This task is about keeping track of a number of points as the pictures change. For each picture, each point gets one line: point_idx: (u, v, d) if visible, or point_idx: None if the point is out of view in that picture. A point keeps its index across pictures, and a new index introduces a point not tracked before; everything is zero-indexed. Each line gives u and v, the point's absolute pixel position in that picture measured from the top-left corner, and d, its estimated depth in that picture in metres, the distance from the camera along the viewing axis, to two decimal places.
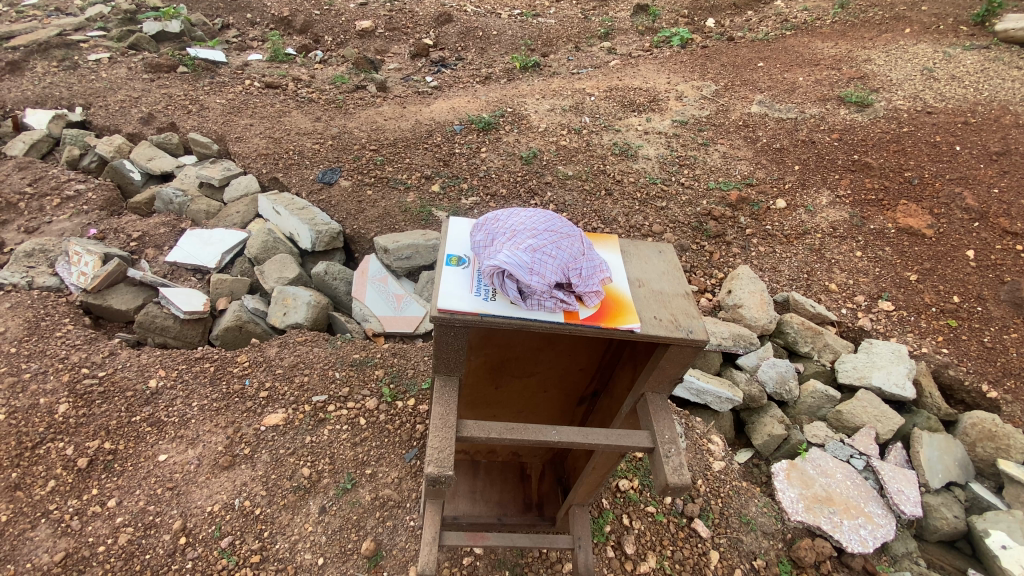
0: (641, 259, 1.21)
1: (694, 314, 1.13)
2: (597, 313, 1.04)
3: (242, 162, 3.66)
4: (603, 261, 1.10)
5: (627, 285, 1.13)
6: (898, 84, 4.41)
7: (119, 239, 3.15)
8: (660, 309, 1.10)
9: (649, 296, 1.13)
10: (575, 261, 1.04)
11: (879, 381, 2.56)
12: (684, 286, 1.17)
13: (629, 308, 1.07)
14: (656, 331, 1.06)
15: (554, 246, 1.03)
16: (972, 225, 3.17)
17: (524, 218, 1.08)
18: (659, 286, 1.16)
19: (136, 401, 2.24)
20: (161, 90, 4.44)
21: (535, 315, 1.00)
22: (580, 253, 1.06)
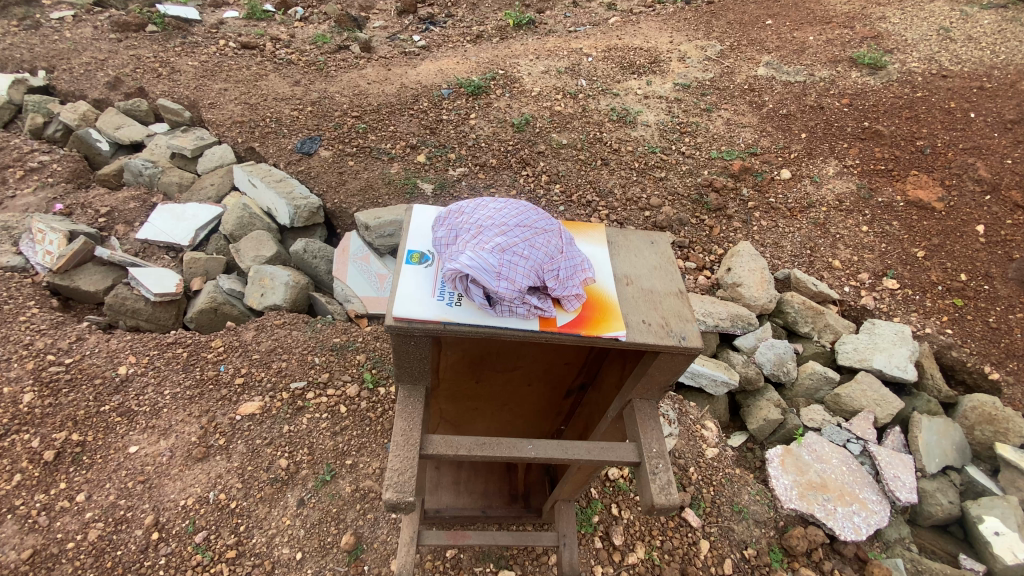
0: (629, 252, 1.08)
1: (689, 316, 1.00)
2: (577, 318, 0.92)
3: (217, 131, 3.46)
4: (585, 259, 0.97)
5: (613, 283, 1.00)
6: (913, 45, 4.16)
7: (87, 215, 3.00)
8: (650, 312, 0.98)
9: (638, 294, 1.01)
10: (553, 260, 0.91)
11: (880, 363, 2.46)
12: (677, 284, 1.05)
13: (614, 312, 0.94)
14: (644, 337, 0.93)
15: (526, 244, 0.89)
16: (983, 198, 3.01)
17: (492, 210, 0.94)
18: (650, 284, 1.03)
19: (105, 390, 2.14)
20: (130, 51, 4.16)
21: (504, 322, 0.88)
22: (558, 250, 0.92)
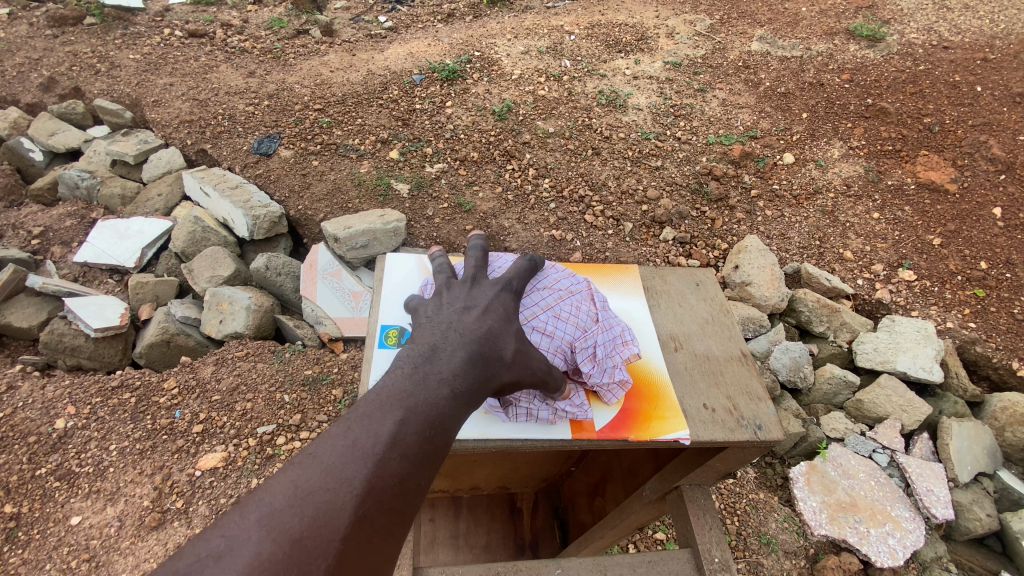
0: (675, 313, 1.02)
1: (755, 389, 0.93)
2: (620, 413, 0.89)
3: (162, 132, 3.08)
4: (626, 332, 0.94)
5: (662, 358, 0.95)
6: (910, 15, 3.95)
7: (18, 237, 2.65)
8: (711, 393, 0.91)
9: (691, 369, 0.94)
10: (586, 330, 0.91)
11: (904, 365, 2.29)
12: (735, 348, 0.97)
13: (668, 402, 0.89)
14: (708, 432, 0.86)
15: (553, 317, 0.89)
16: (998, 178, 2.85)
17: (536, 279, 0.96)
18: (703, 353, 0.97)
19: (41, 448, 1.85)
20: (65, 47, 3.72)
21: (538, 433, 0.86)
22: (593, 320, 0.92)
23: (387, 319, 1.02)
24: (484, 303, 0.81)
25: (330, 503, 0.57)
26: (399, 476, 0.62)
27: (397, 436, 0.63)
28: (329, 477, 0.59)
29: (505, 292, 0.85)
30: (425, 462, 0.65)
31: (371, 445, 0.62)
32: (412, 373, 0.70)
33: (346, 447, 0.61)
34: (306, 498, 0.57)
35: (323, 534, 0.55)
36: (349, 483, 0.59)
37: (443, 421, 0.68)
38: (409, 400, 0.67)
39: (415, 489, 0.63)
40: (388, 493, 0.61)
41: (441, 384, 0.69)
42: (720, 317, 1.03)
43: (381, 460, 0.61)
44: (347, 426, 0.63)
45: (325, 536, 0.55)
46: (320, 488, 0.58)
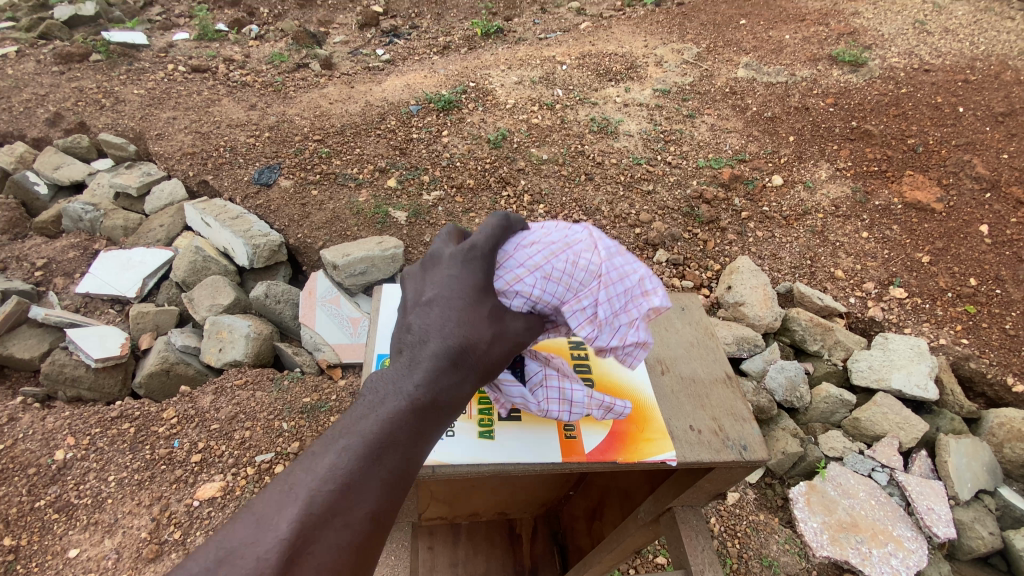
0: (662, 337, 1.05)
1: (740, 411, 0.95)
2: (609, 436, 0.91)
3: (165, 165, 3.15)
4: (629, 280, 0.85)
5: (650, 379, 0.98)
6: (891, 40, 4.09)
7: (21, 269, 2.69)
8: (697, 413, 0.94)
9: (678, 392, 0.97)
10: (583, 287, 0.84)
11: (899, 383, 2.31)
12: (720, 370, 1.01)
13: (656, 425, 0.92)
14: (694, 453, 0.88)
15: (545, 281, 0.81)
16: (983, 196, 2.91)
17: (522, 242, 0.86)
18: (689, 375, 1.00)
19: (40, 480, 1.85)
20: (71, 84, 3.82)
21: (528, 456, 0.87)
22: (590, 275, 0.84)
23: (382, 347, 1.05)
24: (446, 293, 0.76)
25: (275, 545, 0.59)
26: (351, 502, 0.63)
27: (344, 465, 0.63)
28: (277, 518, 0.60)
29: (467, 270, 0.78)
30: (380, 484, 0.64)
31: (317, 479, 0.62)
32: (365, 400, 0.69)
33: (294, 487, 0.62)
34: (255, 540, 0.59)
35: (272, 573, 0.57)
36: (295, 519, 0.60)
37: (397, 439, 0.66)
38: (359, 424, 0.66)
39: (374, 511, 0.64)
40: (341, 519, 0.62)
41: (391, 404, 0.68)
42: (705, 340, 1.07)
43: (327, 492, 0.62)
44: (297, 461, 0.65)
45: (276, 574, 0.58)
46: (269, 529, 0.60)
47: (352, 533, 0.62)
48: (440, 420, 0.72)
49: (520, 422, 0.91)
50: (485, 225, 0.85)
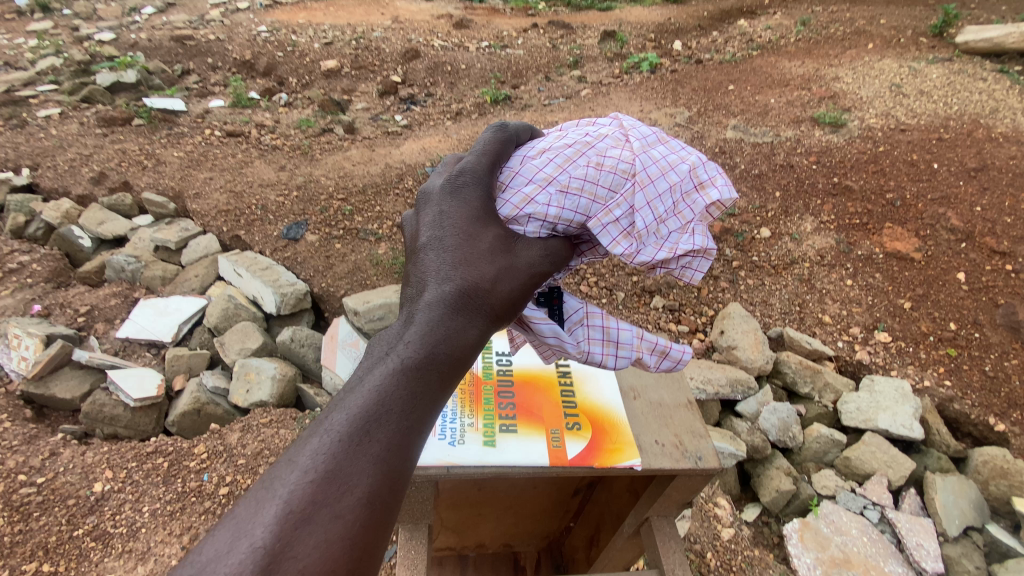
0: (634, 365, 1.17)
1: (698, 430, 1.07)
2: (588, 446, 0.99)
3: (201, 221, 3.46)
4: (642, 180, 0.97)
5: (622, 400, 1.08)
6: (869, 102, 4.42)
7: (66, 314, 2.92)
8: (662, 431, 1.05)
9: (646, 412, 1.08)
10: (604, 194, 0.97)
11: (885, 424, 2.43)
12: (684, 395, 1.13)
13: (627, 439, 1.01)
14: (656, 463, 1.00)
15: (565, 200, 0.95)
16: (959, 246, 3.11)
17: (534, 165, 0.99)
18: (657, 398, 1.11)
19: (79, 510, 2.00)
20: (115, 145, 4.21)
21: (521, 460, 0.96)
22: (603, 186, 0.97)
23: None
24: (438, 239, 0.82)
25: (253, 548, 0.57)
26: (342, 487, 0.62)
27: (330, 449, 0.64)
28: (255, 516, 0.59)
29: (460, 195, 0.86)
30: (375, 463, 0.64)
31: (302, 468, 0.62)
32: (352, 384, 0.71)
33: (276, 481, 0.62)
34: (231, 546, 0.57)
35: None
36: (277, 514, 0.59)
37: (388, 413, 0.67)
38: (346, 404, 0.68)
39: (370, 494, 0.63)
40: (333, 506, 0.61)
41: (380, 377, 0.70)
42: (672, 371, 1.19)
43: (312, 478, 0.61)
44: (277, 461, 0.64)
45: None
46: (246, 531, 0.58)
47: (345, 522, 0.61)
48: (439, 379, 0.73)
49: (514, 432, 1.00)
50: (479, 146, 0.95)
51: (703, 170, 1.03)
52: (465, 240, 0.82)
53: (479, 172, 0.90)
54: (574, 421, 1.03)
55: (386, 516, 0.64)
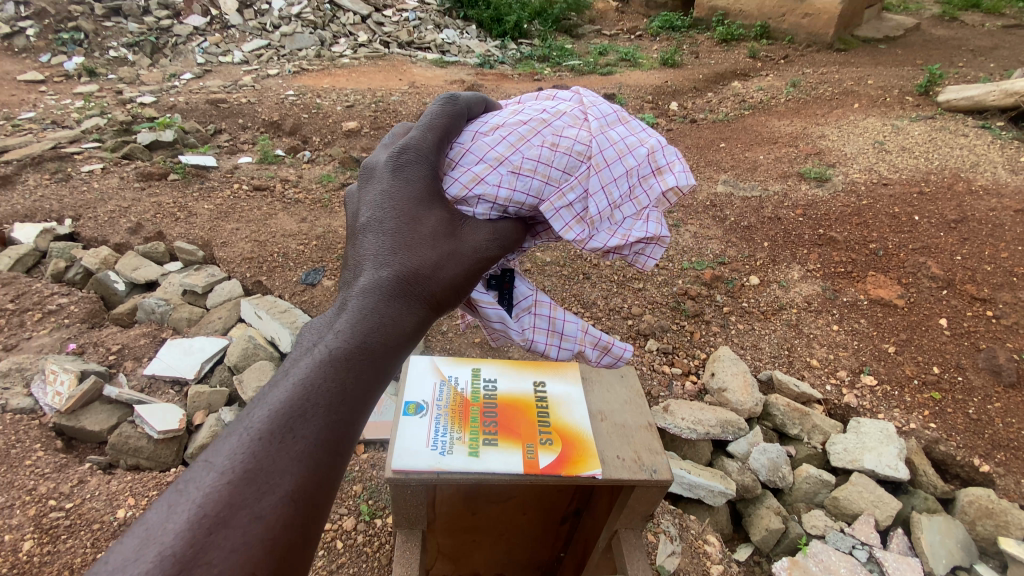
0: (605, 391, 1.36)
1: (655, 448, 1.25)
2: (558, 458, 1.17)
3: (227, 268, 3.74)
4: (596, 168, 1.16)
5: (590, 420, 1.27)
6: (853, 158, 4.69)
7: (98, 352, 3.15)
8: (623, 447, 1.23)
9: (611, 432, 1.26)
10: (558, 180, 1.16)
11: (871, 463, 2.51)
12: (645, 418, 1.31)
13: (591, 453, 1.19)
14: (616, 474, 1.18)
15: (519, 180, 1.13)
16: (941, 293, 3.25)
17: (488, 143, 1.15)
18: (621, 420, 1.29)
19: (102, 534, 2.16)
20: (152, 198, 4.58)
21: (499, 468, 1.14)
22: (559, 172, 1.15)
23: (410, 395, 1.29)
24: (371, 228, 0.91)
25: (162, 555, 0.64)
26: (260, 486, 0.70)
27: (246, 452, 0.72)
28: (167, 523, 0.66)
29: (401, 171, 0.97)
30: (293, 460, 0.72)
31: (218, 471, 0.70)
32: (280, 380, 0.80)
33: (192, 486, 0.69)
34: (139, 553, 0.64)
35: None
36: (190, 518, 0.66)
37: (304, 413, 0.75)
38: (264, 406, 0.76)
39: (291, 490, 0.71)
40: (250, 506, 0.69)
41: (297, 378, 0.77)
42: (637, 398, 1.37)
43: (229, 480, 0.69)
44: (198, 462, 0.72)
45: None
46: (157, 536, 0.65)
47: (264, 522, 0.68)
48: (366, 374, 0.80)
49: (496, 445, 1.19)
50: (427, 117, 1.07)
51: (661, 157, 1.22)
52: (394, 233, 0.91)
53: (421, 149, 1.00)
54: (547, 438, 1.21)
55: (309, 510, 0.73)
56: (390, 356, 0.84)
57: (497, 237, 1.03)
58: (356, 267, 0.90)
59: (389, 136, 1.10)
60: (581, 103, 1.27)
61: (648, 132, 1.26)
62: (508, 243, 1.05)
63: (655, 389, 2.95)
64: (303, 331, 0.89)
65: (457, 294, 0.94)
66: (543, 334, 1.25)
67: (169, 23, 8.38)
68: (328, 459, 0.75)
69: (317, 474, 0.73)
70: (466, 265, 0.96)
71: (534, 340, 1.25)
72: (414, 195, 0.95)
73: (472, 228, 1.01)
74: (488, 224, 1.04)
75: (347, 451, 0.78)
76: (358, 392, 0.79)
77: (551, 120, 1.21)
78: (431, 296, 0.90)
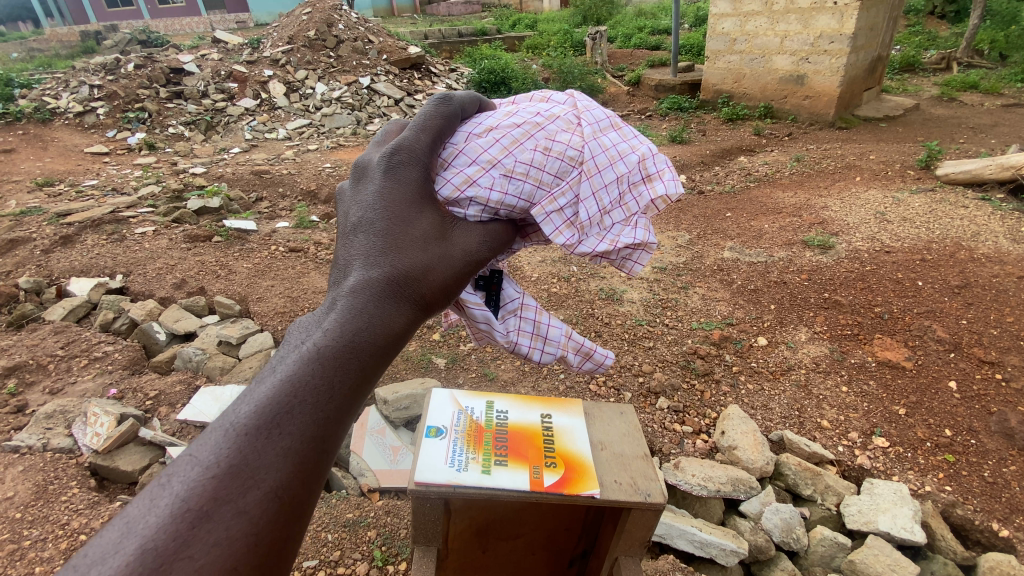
0: (604, 424, 1.63)
1: (650, 474, 1.48)
2: (561, 478, 1.41)
3: (260, 321, 4.00)
4: (581, 174, 1.32)
5: (592, 448, 1.53)
6: (856, 227, 4.89)
7: (136, 398, 3.36)
8: (621, 473, 1.47)
9: (610, 460, 1.51)
10: (548, 184, 1.30)
11: (886, 526, 2.48)
12: (640, 449, 1.56)
13: (591, 475, 1.43)
14: (612, 495, 1.40)
15: (511, 183, 1.25)
16: (949, 356, 3.32)
17: (480, 148, 1.27)
18: (619, 449, 1.55)
19: None
20: (196, 258, 4.97)
21: (507, 484, 1.38)
22: (548, 177, 1.30)
23: (431, 420, 1.55)
24: (361, 228, 0.96)
25: (142, 550, 0.68)
26: (245, 482, 0.74)
27: (231, 448, 0.75)
28: (149, 517, 0.71)
29: (392, 175, 1.01)
30: (278, 459, 0.76)
31: (202, 466, 0.75)
32: (265, 377, 0.83)
33: (175, 480, 0.73)
34: (121, 546, 0.68)
35: (150, 569, 0.67)
36: (172, 512, 0.71)
37: (290, 411, 0.79)
38: (250, 402, 0.80)
39: (277, 485, 0.76)
40: (235, 501, 0.73)
41: (284, 375, 0.81)
42: (634, 432, 1.63)
43: (214, 475, 0.73)
44: (182, 458, 0.76)
45: (155, 570, 0.67)
46: (138, 529, 0.69)
47: (247, 517, 0.73)
48: (350, 370, 0.84)
49: (505, 465, 1.44)
50: (420, 116, 1.12)
51: (652, 165, 1.38)
52: (385, 235, 0.96)
53: (416, 148, 1.04)
54: (551, 461, 1.45)
55: (293, 507, 0.77)
56: (378, 353, 0.88)
57: (487, 238, 1.12)
58: (346, 267, 0.95)
59: (381, 135, 1.16)
60: (573, 109, 1.43)
61: (637, 140, 1.42)
62: (496, 242, 1.15)
63: (666, 446, 2.98)
64: (291, 328, 0.92)
65: (446, 295, 1.00)
66: (527, 337, 1.52)
67: (223, 105, 9.35)
68: (314, 455, 0.80)
69: (301, 471, 0.78)
70: (456, 268, 1.02)
71: (519, 343, 1.52)
72: (406, 199, 1.00)
73: (464, 232, 1.09)
74: (481, 227, 1.14)
75: (332, 449, 0.82)
76: (344, 391, 0.83)
77: (544, 125, 1.35)
78: (420, 297, 0.95)
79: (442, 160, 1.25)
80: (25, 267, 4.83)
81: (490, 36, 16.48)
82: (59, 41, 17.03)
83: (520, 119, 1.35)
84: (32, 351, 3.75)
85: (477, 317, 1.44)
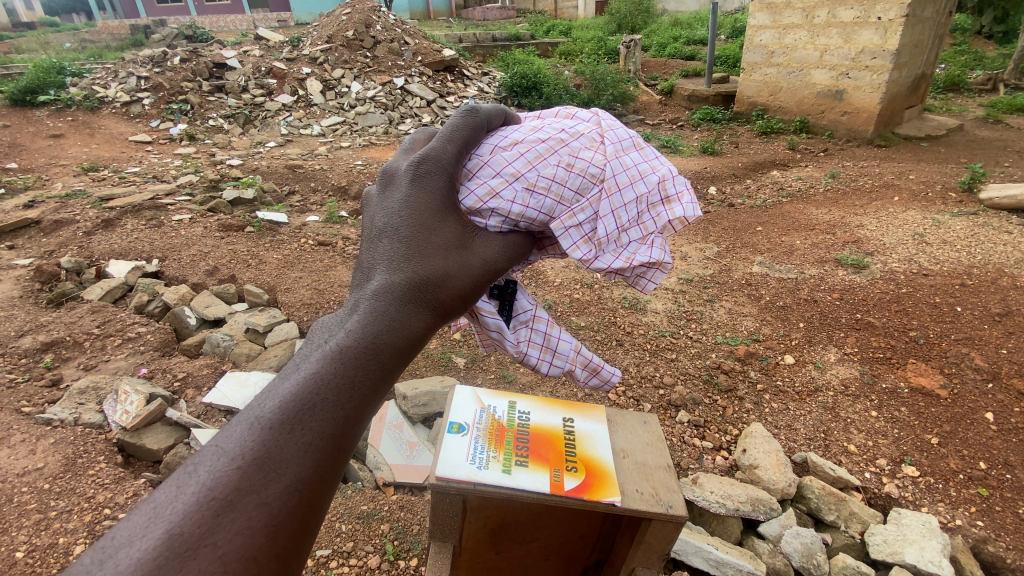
0: (626, 432, 1.62)
1: (672, 486, 1.47)
2: (582, 484, 1.39)
3: (286, 311, 4.09)
4: (596, 201, 1.30)
5: (614, 456, 1.51)
6: (892, 248, 4.74)
7: (165, 379, 3.45)
8: (642, 483, 1.45)
9: (631, 470, 1.49)
10: (572, 203, 1.29)
11: (913, 557, 2.36)
12: (662, 460, 1.54)
13: (611, 483, 1.41)
14: (634, 504, 1.38)
15: (530, 203, 1.24)
16: (986, 386, 3.19)
17: (503, 164, 1.26)
18: (641, 458, 1.53)
19: None
20: (228, 246, 5.10)
21: (528, 485, 1.37)
22: (566, 197, 1.29)
23: (453, 417, 1.56)
24: (387, 233, 0.97)
25: (169, 534, 0.70)
26: (268, 474, 0.76)
27: (256, 440, 0.77)
28: (176, 503, 0.72)
29: (421, 182, 1.02)
30: (300, 454, 0.78)
31: (228, 457, 0.76)
32: (289, 375, 0.85)
33: (202, 469, 0.75)
34: (147, 530, 0.70)
35: (174, 554, 0.69)
36: (199, 500, 0.72)
37: (313, 407, 0.80)
38: (275, 397, 0.81)
39: (297, 480, 0.77)
40: (258, 493, 0.74)
41: (307, 372, 0.82)
42: (657, 443, 1.61)
43: (238, 466, 0.75)
44: (205, 447, 0.78)
45: (178, 555, 0.69)
46: (165, 515, 0.72)
47: (269, 508, 0.74)
48: (371, 373, 0.85)
49: (526, 466, 1.43)
50: (446, 123, 1.14)
51: (672, 184, 1.37)
52: (410, 241, 0.97)
53: (442, 158, 1.05)
54: (572, 465, 1.44)
55: (312, 500, 0.78)
56: (399, 356, 0.90)
57: (507, 249, 1.13)
58: (369, 270, 0.96)
59: (408, 142, 1.16)
60: (598, 127, 1.42)
61: (659, 161, 1.40)
62: (515, 254, 1.15)
63: (684, 461, 2.92)
64: (313, 327, 0.94)
65: (464, 302, 1.00)
66: (537, 349, 1.52)
67: (261, 100, 9.62)
68: (334, 452, 0.81)
69: (322, 466, 0.79)
70: (474, 277, 1.02)
71: (528, 353, 1.51)
72: (432, 206, 1.01)
73: (485, 241, 1.09)
74: (500, 237, 1.14)
75: (350, 448, 0.83)
76: (365, 391, 0.84)
77: (568, 141, 1.35)
78: (440, 304, 0.96)
79: (467, 170, 1.25)
80: (68, 248, 5.04)
81: (523, 41, 16.58)
82: (110, 33, 17.71)
83: (546, 134, 1.35)
84: (70, 328, 3.90)
85: (489, 326, 1.44)
